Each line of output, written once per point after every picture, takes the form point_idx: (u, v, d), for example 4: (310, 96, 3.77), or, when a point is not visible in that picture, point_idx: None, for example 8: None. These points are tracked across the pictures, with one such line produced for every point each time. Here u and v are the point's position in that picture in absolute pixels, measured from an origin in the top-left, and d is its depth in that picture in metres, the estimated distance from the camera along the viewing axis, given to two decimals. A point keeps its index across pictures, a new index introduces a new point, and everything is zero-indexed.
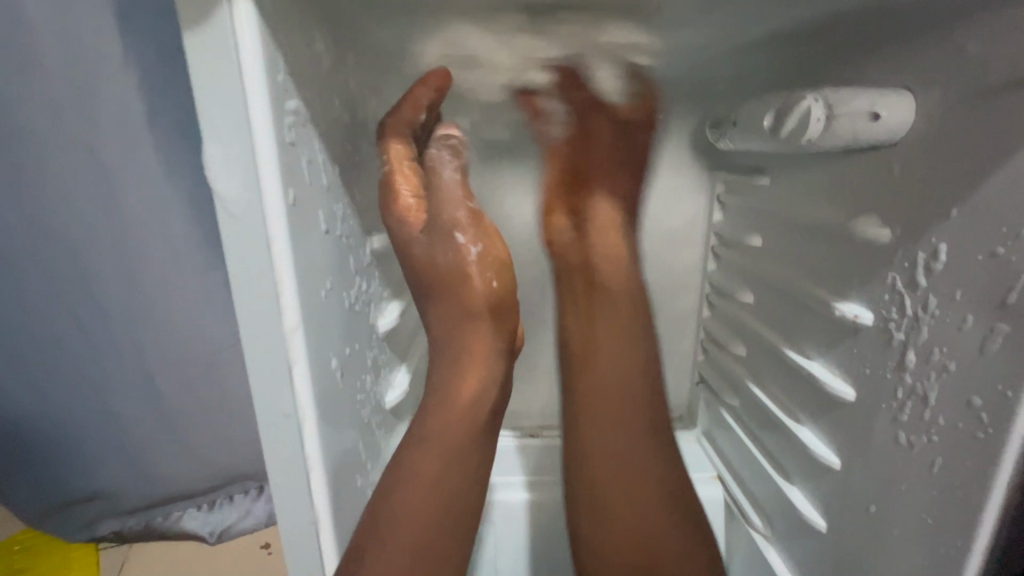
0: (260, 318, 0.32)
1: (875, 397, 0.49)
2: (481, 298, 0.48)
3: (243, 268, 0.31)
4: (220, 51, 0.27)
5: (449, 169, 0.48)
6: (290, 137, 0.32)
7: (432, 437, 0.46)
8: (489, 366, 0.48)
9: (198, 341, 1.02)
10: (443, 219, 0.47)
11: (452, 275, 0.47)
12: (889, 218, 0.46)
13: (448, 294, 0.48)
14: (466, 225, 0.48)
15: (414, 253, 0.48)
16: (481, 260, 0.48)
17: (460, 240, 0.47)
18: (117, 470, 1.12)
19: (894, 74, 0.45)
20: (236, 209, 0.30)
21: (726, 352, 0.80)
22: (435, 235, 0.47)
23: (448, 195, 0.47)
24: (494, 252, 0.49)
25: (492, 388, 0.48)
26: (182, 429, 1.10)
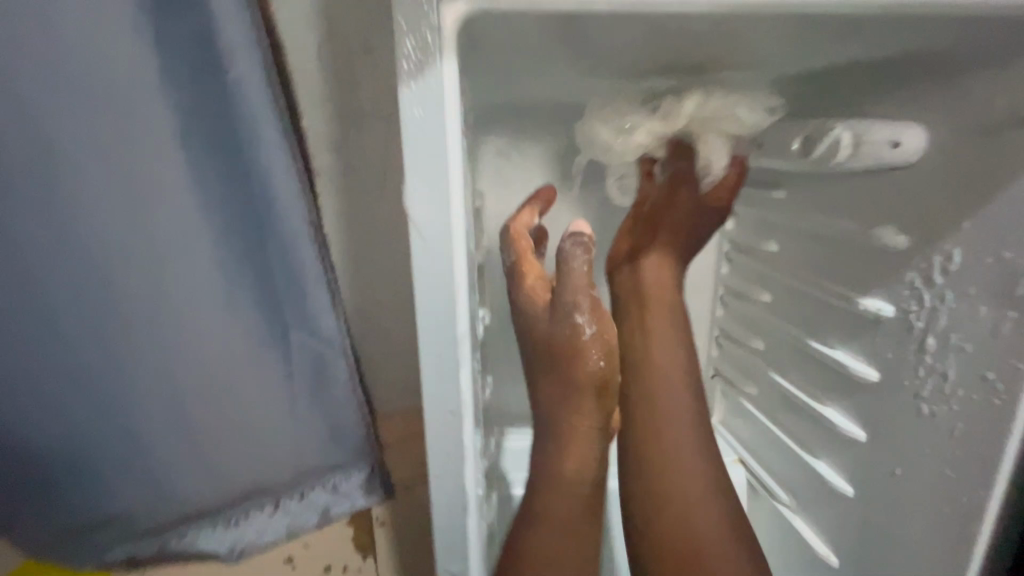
0: (439, 324, 0.39)
1: (898, 377, 0.58)
2: (589, 372, 0.54)
3: (431, 283, 0.38)
4: (431, 106, 0.34)
5: (578, 262, 0.53)
6: (462, 173, 0.38)
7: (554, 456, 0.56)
8: (589, 427, 0.56)
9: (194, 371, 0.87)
10: (564, 305, 0.53)
11: (565, 351, 0.54)
12: (904, 226, 0.56)
13: (560, 370, 0.55)
14: (584, 312, 0.53)
15: (536, 330, 0.55)
16: (592, 343, 0.54)
17: (577, 320, 0.53)
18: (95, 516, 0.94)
19: (904, 107, 0.54)
20: (429, 234, 0.36)
21: (741, 346, 0.90)
22: (556, 318, 0.54)
23: (574, 283, 0.53)
24: (602, 335, 0.54)
25: (593, 431, 0.56)
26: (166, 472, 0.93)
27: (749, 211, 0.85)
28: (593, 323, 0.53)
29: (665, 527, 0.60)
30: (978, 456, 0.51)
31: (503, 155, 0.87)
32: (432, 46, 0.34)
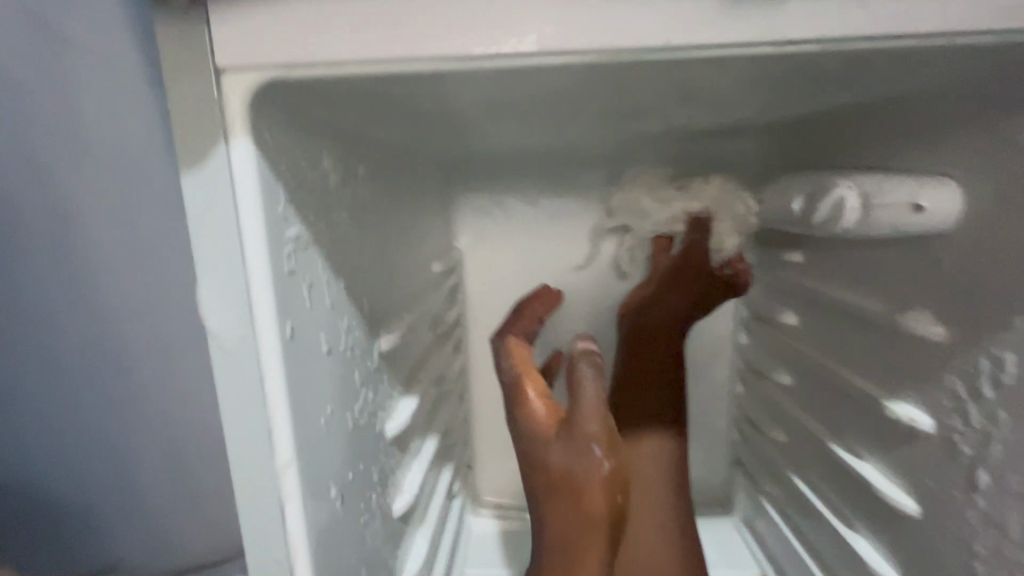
0: (253, 455, 0.30)
1: (944, 517, 0.43)
2: (604, 518, 0.39)
3: (240, 404, 0.30)
4: (219, 194, 0.27)
5: (590, 383, 0.42)
6: (290, 265, 0.31)
7: None
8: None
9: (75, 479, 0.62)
10: (575, 432, 0.39)
11: (573, 492, 0.39)
12: (939, 314, 0.42)
13: (565, 509, 0.40)
14: (600, 443, 0.39)
15: (540, 460, 0.41)
16: (610, 481, 0.39)
17: (595, 455, 0.39)
18: None
19: (930, 159, 0.42)
20: (229, 345, 0.29)
21: (762, 434, 0.74)
22: (567, 447, 0.39)
23: (590, 406, 0.40)
24: (621, 471, 0.40)
25: None
26: None
27: (765, 274, 0.72)
28: (609, 452, 0.39)
29: None
30: None
31: (482, 211, 0.78)
32: (216, 115, 0.26)
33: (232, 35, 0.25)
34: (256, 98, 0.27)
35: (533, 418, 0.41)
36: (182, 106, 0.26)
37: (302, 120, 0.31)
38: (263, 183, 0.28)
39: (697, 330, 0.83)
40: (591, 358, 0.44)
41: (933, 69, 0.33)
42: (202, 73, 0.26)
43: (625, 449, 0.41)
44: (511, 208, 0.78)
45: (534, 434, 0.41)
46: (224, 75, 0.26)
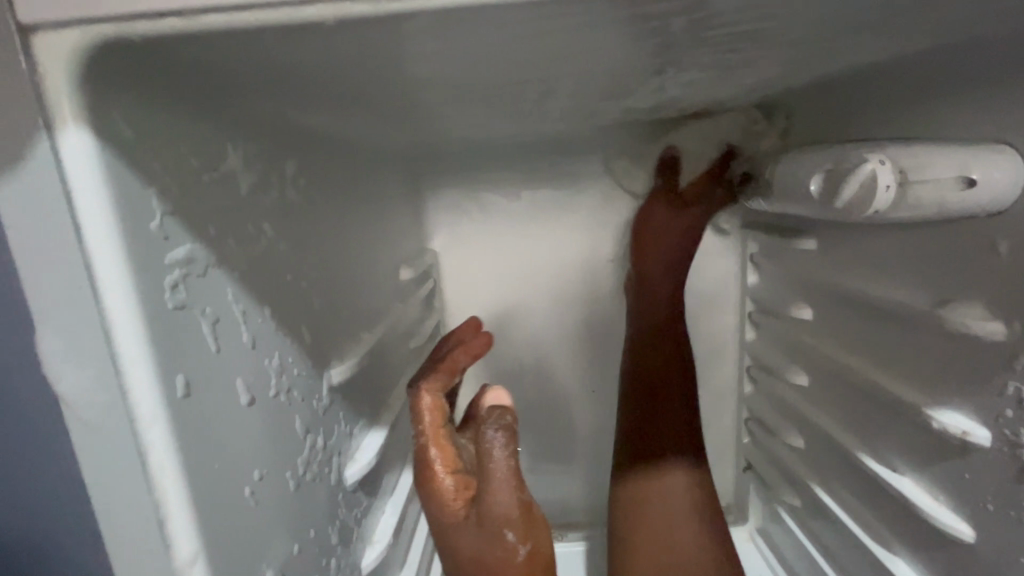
0: (142, 554, 0.23)
1: (1009, 547, 0.36)
2: None
3: (115, 490, 0.22)
4: (47, 209, 0.19)
5: (498, 454, 0.33)
6: (175, 300, 0.23)
7: None
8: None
9: None
10: (486, 519, 0.33)
11: None
12: (997, 308, 0.35)
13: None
14: (512, 526, 0.33)
15: (443, 541, 0.34)
16: (527, 563, 0.34)
17: (509, 539, 0.33)
18: None
19: (988, 124, 0.35)
20: (92, 415, 0.21)
21: (776, 439, 0.68)
22: (476, 532, 0.33)
23: (497, 488, 0.32)
24: (540, 548, 0.35)
25: None
26: None
27: (773, 263, 0.66)
28: (524, 536, 0.33)
29: None
30: None
31: (458, 210, 0.71)
32: (29, 96, 0.18)
33: None
34: (87, 68, 0.19)
35: (440, 505, 0.33)
36: None
37: (183, 102, 0.23)
38: (118, 192, 0.20)
39: (695, 333, 0.77)
40: (500, 418, 0.34)
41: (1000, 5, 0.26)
42: None
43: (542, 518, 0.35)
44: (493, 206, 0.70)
45: (441, 524, 0.33)
46: (30, 33, 0.17)
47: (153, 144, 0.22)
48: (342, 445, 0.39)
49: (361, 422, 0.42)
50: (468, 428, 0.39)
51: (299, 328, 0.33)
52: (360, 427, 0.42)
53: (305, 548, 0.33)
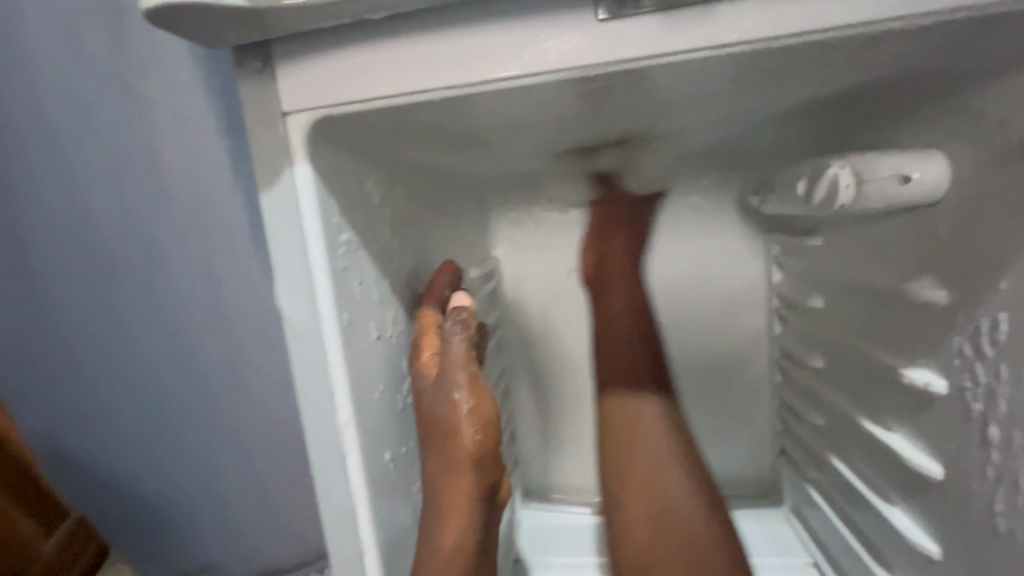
0: (320, 417, 0.38)
1: (966, 476, 0.43)
2: (468, 455, 0.41)
3: (306, 374, 0.37)
4: (287, 207, 0.35)
5: (456, 337, 0.44)
6: (343, 264, 0.38)
7: (431, 510, 0.43)
8: (469, 515, 0.42)
9: (193, 461, 0.76)
10: (442, 376, 0.42)
11: (440, 429, 0.42)
12: (942, 278, 0.44)
13: (437, 447, 0.42)
14: (461, 387, 0.42)
15: (420, 401, 0.44)
16: (474, 420, 0.41)
17: (454, 394, 0.41)
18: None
19: (925, 136, 0.44)
20: (300, 327, 0.37)
21: (803, 422, 0.74)
22: (433, 391, 0.43)
23: (450, 354, 0.43)
24: (483, 413, 0.41)
25: (472, 537, 0.42)
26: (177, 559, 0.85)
27: (794, 262, 0.74)
28: (473, 398, 0.41)
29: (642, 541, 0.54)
30: None
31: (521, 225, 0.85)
32: (284, 148, 0.35)
33: (289, 87, 0.34)
34: (308, 131, 0.35)
35: (422, 368, 0.45)
36: (257, 141, 0.35)
37: (349, 148, 0.40)
38: (319, 198, 0.36)
39: (732, 330, 0.85)
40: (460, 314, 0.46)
41: (893, 49, 0.37)
42: (273, 121, 0.34)
43: (492, 394, 0.42)
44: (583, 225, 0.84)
45: (418, 381, 0.44)
46: (291, 116, 0.34)
47: (336, 173, 0.38)
48: None
49: None
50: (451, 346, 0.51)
51: (402, 297, 0.48)
52: None
53: (406, 450, 0.47)
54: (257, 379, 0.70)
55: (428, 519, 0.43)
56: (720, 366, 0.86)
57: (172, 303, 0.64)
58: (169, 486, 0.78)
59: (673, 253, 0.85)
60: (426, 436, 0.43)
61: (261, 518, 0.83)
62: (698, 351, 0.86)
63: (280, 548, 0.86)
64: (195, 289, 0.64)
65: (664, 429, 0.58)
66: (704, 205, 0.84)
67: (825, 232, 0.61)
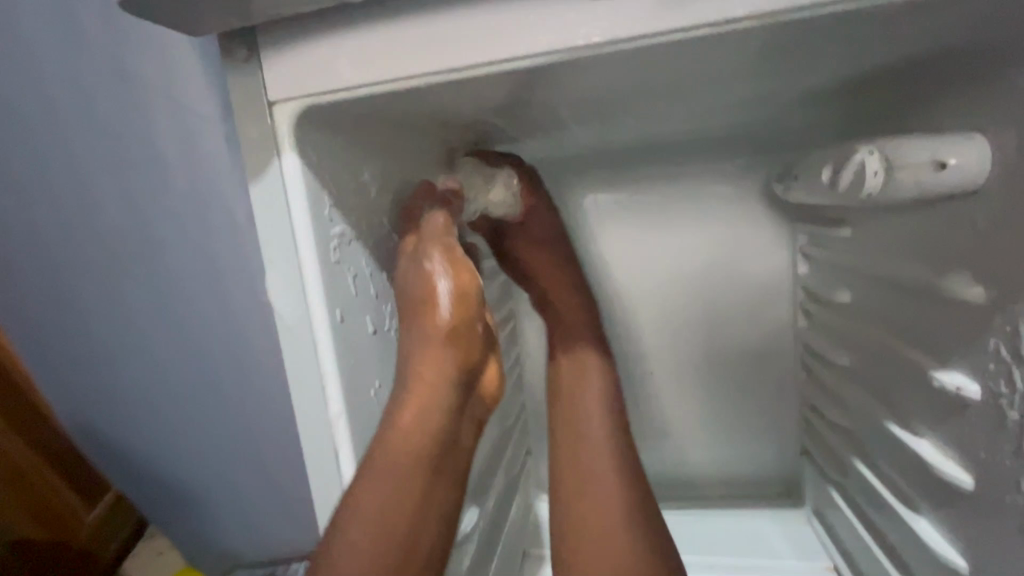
0: (312, 412, 0.38)
1: (997, 488, 0.40)
2: (441, 327, 0.40)
3: (298, 368, 0.37)
4: (274, 199, 0.35)
5: (436, 217, 0.44)
6: (335, 257, 0.38)
7: (396, 395, 0.39)
8: (434, 398, 0.38)
9: (213, 443, 0.78)
10: (416, 252, 0.42)
11: (413, 302, 0.41)
12: (980, 274, 0.40)
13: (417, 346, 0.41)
14: (435, 258, 0.41)
15: (396, 286, 0.43)
16: (446, 291, 0.41)
17: (428, 264, 0.41)
18: (198, 550, 0.92)
19: (967, 117, 0.40)
20: (290, 321, 0.36)
21: (827, 423, 0.71)
22: (407, 267, 0.42)
23: (429, 231, 0.43)
24: (458, 285, 0.41)
25: (438, 428, 0.38)
26: (204, 534, 0.89)
27: (822, 253, 0.70)
28: (463, 286, 0.41)
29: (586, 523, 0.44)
30: None
31: None
32: (271, 138, 0.34)
33: (274, 76, 0.33)
34: (295, 121, 0.34)
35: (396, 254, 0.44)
36: (244, 129, 0.34)
37: (341, 138, 0.39)
38: (307, 190, 0.35)
39: (755, 324, 0.82)
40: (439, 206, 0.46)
41: (924, 21, 0.33)
42: (260, 111, 0.34)
43: (468, 267, 0.42)
44: (601, 215, 0.83)
45: (394, 267, 0.44)
46: (277, 105, 0.34)
47: (327, 165, 0.37)
48: None
49: None
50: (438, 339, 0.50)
51: None
52: None
53: None
54: (271, 366, 0.71)
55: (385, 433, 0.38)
56: (742, 361, 0.83)
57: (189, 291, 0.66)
58: (191, 467, 0.80)
59: (696, 244, 0.82)
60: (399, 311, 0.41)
61: (280, 500, 0.85)
62: (718, 345, 0.83)
63: (301, 528, 0.89)
64: (210, 278, 0.65)
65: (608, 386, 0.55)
66: (728, 193, 0.80)
67: (855, 222, 0.58)
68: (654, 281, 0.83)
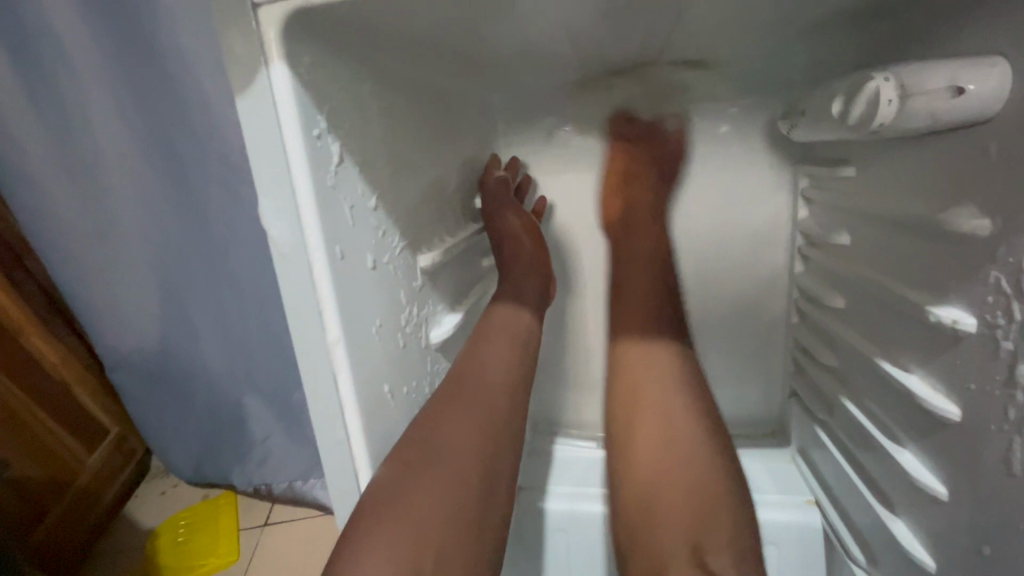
0: (309, 340, 0.37)
1: (984, 416, 0.41)
2: (512, 364, 0.49)
3: (294, 294, 0.36)
4: (264, 113, 0.33)
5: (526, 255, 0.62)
6: (331, 182, 0.36)
7: (449, 412, 0.44)
8: (510, 416, 0.47)
9: (243, 327, 1.00)
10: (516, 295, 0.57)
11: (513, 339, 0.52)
12: (988, 206, 0.39)
13: (444, 394, 0.46)
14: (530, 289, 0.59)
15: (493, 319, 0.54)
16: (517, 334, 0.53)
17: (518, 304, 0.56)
18: (228, 439, 1.14)
19: (993, 38, 0.38)
20: (286, 249, 0.35)
21: (817, 362, 0.73)
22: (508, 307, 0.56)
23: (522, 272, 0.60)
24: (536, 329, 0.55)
25: (507, 459, 0.45)
26: (227, 411, 1.11)
27: (823, 195, 0.69)
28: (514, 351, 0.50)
29: (646, 501, 0.46)
30: None
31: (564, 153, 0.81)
32: (258, 45, 0.32)
33: None
34: (283, 28, 0.32)
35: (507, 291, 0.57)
36: (230, 34, 0.32)
37: (333, 49, 0.36)
38: (299, 106, 0.33)
39: (749, 268, 0.82)
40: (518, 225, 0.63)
41: None
42: (242, 13, 0.31)
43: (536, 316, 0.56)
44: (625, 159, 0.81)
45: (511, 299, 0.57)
46: (261, 7, 0.31)
47: (317, 81, 0.35)
48: (430, 319, 0.52)
49: (442, 301, 0.55)
50: (490, 321, 0.53)
51: (402, 222, 0.47)
52: (446, 305, 0.56)
53: (406, 390, 0.47)
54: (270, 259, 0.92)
55: (444, 434, 0.42)
56: (737, 306, 0.84)
57: (223, 190, 0.86)
58: (220, 344, 1.03)
59: (698, 190, 0.81)
60: (484, 337, 0.51)
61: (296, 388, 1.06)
62: (715, 290, 0.84)
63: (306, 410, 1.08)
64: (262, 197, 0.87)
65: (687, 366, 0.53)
66: (731, 133, 0.79)
67: (863, 158, 0.56)
68: (688, 218, 0.82)
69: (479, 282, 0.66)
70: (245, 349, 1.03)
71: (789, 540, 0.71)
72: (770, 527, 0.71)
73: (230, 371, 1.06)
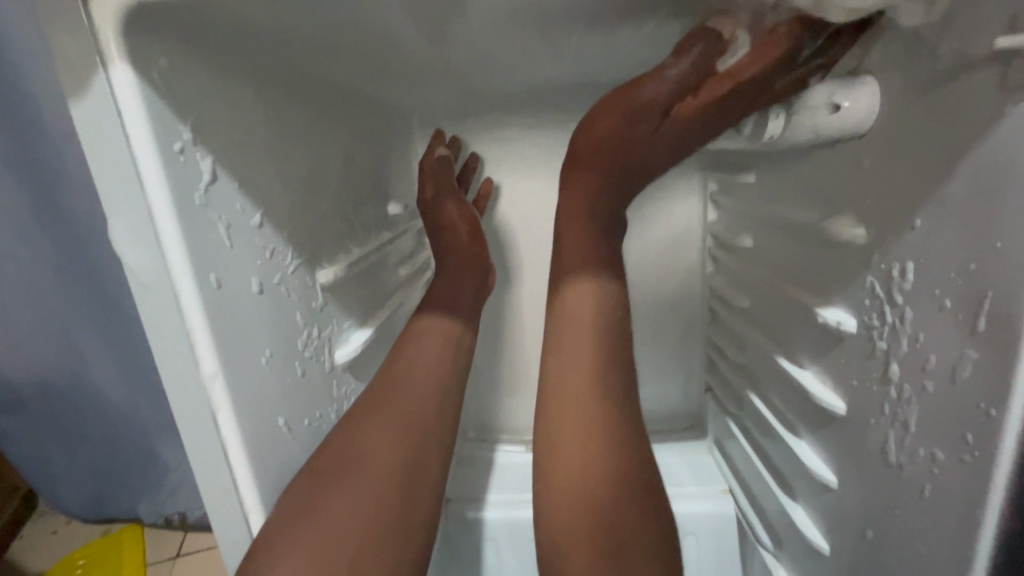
0: (180, 375, 0.33)
1: (865, 410, 0.44)
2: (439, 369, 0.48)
3: (159, 327, 0.32)
4: (107, 123, 0.28)
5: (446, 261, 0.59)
6: (201, 201, 0.33)
7: (368, 423, 0.42)
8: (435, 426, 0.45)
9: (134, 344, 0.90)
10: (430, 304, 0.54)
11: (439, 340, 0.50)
12: (864, 215, 0.42)
13: (365, 402, 0.44)
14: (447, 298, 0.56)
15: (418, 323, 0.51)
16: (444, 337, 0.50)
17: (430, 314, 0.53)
18: (129, 469, 1.03)
19: (864, 58, 0.41)
20: (145, 278, 0.31)
21: (727, 359, 0.76)
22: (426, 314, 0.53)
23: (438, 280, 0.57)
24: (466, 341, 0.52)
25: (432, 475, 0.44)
26: (125, 437, 1.00)
27: (727, 199, 0.72)
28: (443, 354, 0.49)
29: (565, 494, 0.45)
30: (926, 523, 0.38)
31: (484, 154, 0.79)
32: (92, 44, 0.28)
33: None
34: (124, 25, 0.28)
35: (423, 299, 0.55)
36: (59, 31, 0.27)
37: (194, 50, 0.33)
38: (151, 116, 0.29)
39: (666, 268, 0.85)
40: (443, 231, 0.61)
41: None
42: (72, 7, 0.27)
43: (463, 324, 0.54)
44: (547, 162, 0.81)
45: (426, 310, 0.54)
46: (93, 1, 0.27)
47: (176, 86, 0.31)
48: (334, 339, 0.49)
49: (349, 318, 0.52)
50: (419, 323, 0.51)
51: (296, 238, 0.43)
52: (355, 322, 0.53)
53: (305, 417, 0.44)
54: None
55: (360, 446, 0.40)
56: (655, 305, 0.86)
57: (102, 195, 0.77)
58: (110, 366, 0.92)
59: None
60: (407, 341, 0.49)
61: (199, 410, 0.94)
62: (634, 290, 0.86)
63: None
64: None
65: (619, 340, 0.50)
66: None
67: (760, 165, 0.59)
68: None
69: (393, 294, 0.63)
70: (139, 369, 0.93)
71: (706, 528, 0.74)
72: (688, 519, 0.74)
73: (121, 394, 0.95)
